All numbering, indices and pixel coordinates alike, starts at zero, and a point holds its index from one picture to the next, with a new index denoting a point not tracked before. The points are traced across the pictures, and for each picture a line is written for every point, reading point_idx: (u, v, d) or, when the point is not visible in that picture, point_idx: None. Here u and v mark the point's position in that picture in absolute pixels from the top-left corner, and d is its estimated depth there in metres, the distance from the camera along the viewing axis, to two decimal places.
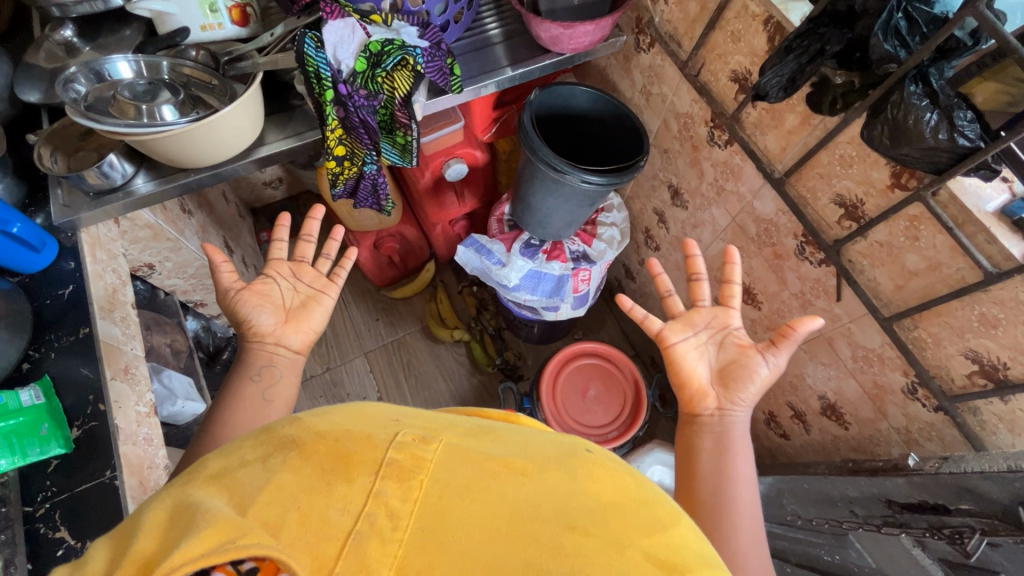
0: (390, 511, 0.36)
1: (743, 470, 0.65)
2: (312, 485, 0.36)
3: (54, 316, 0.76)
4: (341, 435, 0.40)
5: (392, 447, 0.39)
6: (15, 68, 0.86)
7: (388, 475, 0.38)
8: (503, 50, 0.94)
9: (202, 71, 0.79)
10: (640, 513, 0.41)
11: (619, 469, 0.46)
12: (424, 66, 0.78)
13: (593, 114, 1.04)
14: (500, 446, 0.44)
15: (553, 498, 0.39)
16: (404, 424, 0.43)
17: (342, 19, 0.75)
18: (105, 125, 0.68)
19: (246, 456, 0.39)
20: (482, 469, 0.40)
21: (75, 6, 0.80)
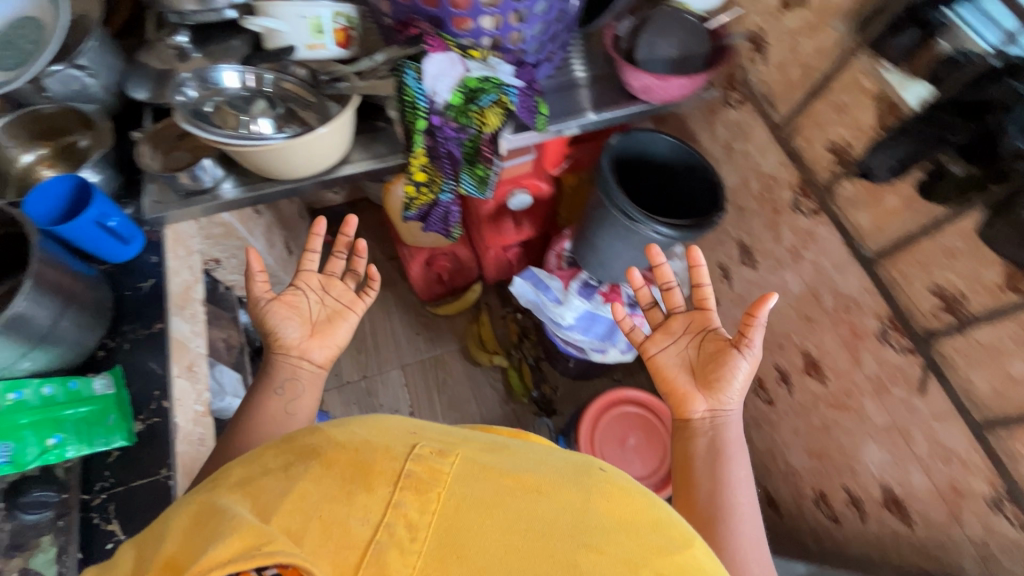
0: (409, 520, 0.39)
1: (739, 471, 0.61)
2: (335, 492, 0.39)
3: (133, 307, 0.78)
4: (360, 446, 0.43)
5: (409, 461, 0.42)
6: (126, 65, 0.91)
7: (406, 486, 0.41)
8: (587, 94, 0.94)
9: (301, 88, 0.82)
10: (649, 529, 0.44)
11: (632, 485, 0.48)
12: (517, 105, 0.80)
13: (671, 161, 1.02)
14: (512, 461, 0.46)
15: (565, 516, 0.42)
16: (422, 437, 0.46)
17: (444, 53, 0.76)
18: (212, 135, 0.72)
19: (270, 464, 0.42)
20: (494, 487, 0.42)
21: (192, 14, 0.85)
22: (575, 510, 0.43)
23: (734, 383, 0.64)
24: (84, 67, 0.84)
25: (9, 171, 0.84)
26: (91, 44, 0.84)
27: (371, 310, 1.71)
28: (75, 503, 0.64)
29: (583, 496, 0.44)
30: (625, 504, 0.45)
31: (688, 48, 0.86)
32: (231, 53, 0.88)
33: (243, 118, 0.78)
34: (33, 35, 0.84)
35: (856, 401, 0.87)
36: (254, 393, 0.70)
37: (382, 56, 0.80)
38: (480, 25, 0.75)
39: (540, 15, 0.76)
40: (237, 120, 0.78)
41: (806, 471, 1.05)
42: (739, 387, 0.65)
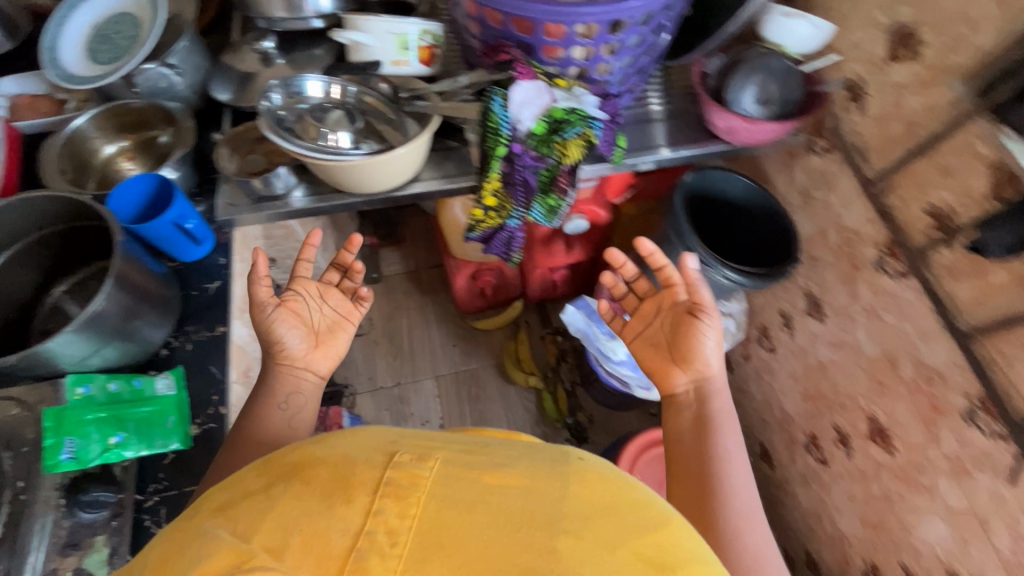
0: (389, 525, 0.40)
1: (730, 442, 0.63)
2: (315, 504, 0.40)
3: (198, 308, 0.79)
4: (340, 461, 0.44)
5: (389, 470, 0.43)
6: (211, 65, 0.93)
7: (386, 494, 0.42)
8: (662, 129, 0.91)
9: (382, 103, 0.81)
10: (633, 513, 0.45)
11: (611, 474, 0.49)
12: (599, 139, 0.79)
13: (752, 204, 0.98)
14: (491, 460, 0.48)
15: (542, 505, 0.43)
16: (402, 446, 0.48)
17: (532, 81, 0.74)
18: (294, 145, 0.71)
19: (248, 486, 0.43)
20: (471, 489, 0.43)
21: (281, 21, 0.86)
22: (552, 498, 0.44)
23: (709, 349, 0.66)
24: (173, 66, 0.85)
25: (91, 162, 0.86)
26: (184, 45, 0.86)
27: (410, 317, 1.71)
28: (130, 503, 0.63)
29: (561, 486, 0.45)
30: (607, 493, 0.46)
31: (779, 92, 0.83)
32: (317, 63, 0.89)
33: (322, 129, 0.78)
34: (131, 32, 0.85)
35: (928, 479, 0.82)
36: (255, 405, 0.68)
37: (467, 79, 0.79)
38: (570, 54, 0.75)
39: (630, 48, 0.76)
40: (316, 131, 0.78)
41: (856, 539, 0.99)
42: (714, 350, 0.66)
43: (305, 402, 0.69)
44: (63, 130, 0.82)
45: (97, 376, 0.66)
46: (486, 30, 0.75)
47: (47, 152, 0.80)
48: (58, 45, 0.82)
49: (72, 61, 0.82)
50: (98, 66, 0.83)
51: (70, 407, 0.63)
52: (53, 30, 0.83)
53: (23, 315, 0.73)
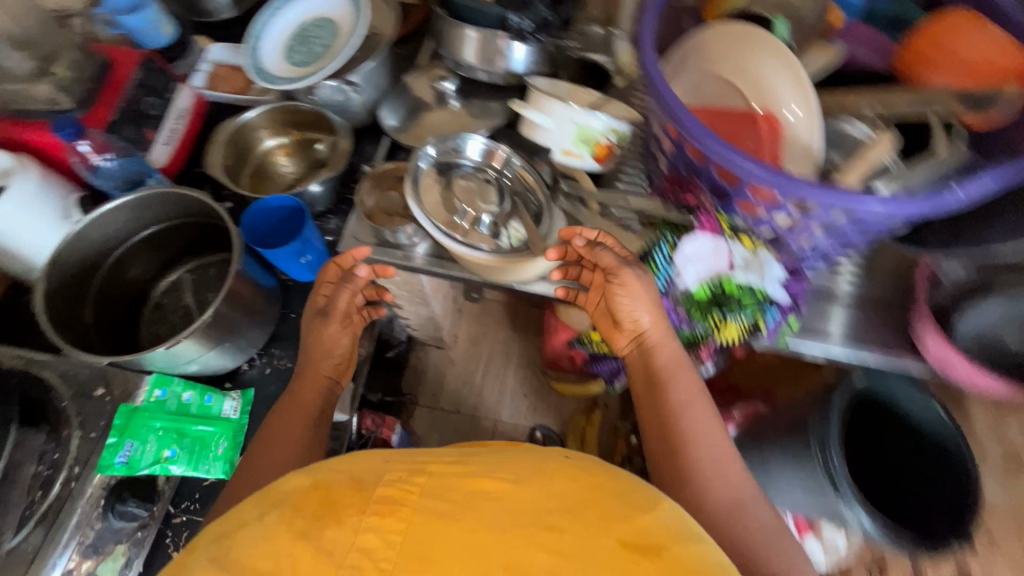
0: (377, 543, 0.38)
1: (687, 390, 0.62)
2: (303, 533, 0.38)
3: (288, 333, 0.78)
4: (330, 486, 0.42)
5: (380, 488, 0.41)
6: (390, 86, 0.90)
7: (377, 511, 0.39)
8: (842, 316, 0.72)
9: (535, 187, 0.74)
10: (617, 502, 0.42)
11: (595, 469, 0.46)
12: (769, 326, 0.65)
13: (931, 433, 0.79)
14: (475, 465, 0.45)
15: (523, 507, 0.41)
16: (394, 462, 0.45)
17: (713, 237, 0.63)
18: (430, 230, 0.66)
19: (243, 518, 0.41)
20: (457, 498, 0.41)
21: (475, 70, 0.82)
22: (537, 501, 0.41)
23: (630, 302, 0.63)
24: (353, 84, 0.83)
25: (251, 153, 0.87)
26: (372, 66, 0.83)
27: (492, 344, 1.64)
28: (158, 518, 0.63)
29: (546, 484, 0.43)
30: (595, 491, 0.43)
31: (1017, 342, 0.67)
32: (490, 116, 0.85)
33: (460, 205, 0.72)
34: (328, 39, 0.85)
35: None
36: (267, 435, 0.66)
37: (631, 201, 0.70)
38: (771, 220, 0.59)
39: (852, 232, 0.58)
40: (454, 203, 0.72)
41: None
42: (643, 306, 0.63)
43: (315, 447, 0.67)
44: (235, 120, 0.84)
45: (176, 381, 0.68)
46: (678, 156, 0.61)
47: (216, 139, 0.83)
48: (263, 36, 0.84)
49: (269, 54, 0.84)
50: (288, 65, 0.84)
51: (143, 408, 0.65)
52: (265, 20, 0.85)
53: (146, 286, 0.77)
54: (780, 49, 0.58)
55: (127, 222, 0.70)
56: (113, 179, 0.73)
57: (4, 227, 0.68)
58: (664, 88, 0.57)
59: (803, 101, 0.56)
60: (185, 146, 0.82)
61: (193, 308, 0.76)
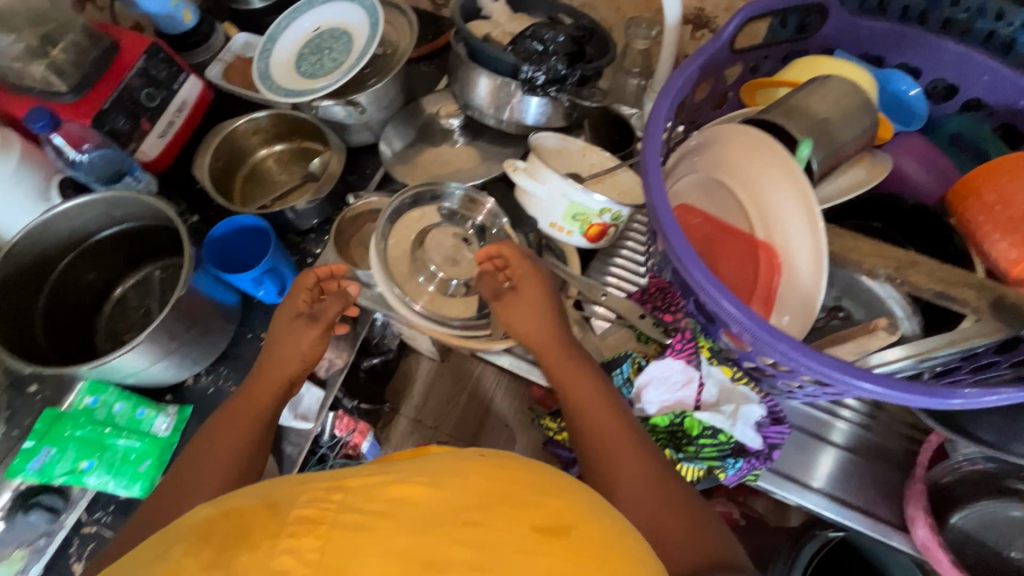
0: (294, 566, 0.29)
1: (591, 400, 0.53)
2: (212, 565, 0.29)
3: (240, 354, 0.75)
4: (243, 512, 0.32)
5: (294, 509, 0.32)
6: (400, 111, 0.85)
7: (295, 532, 0.30)
8: (829, 461, 0.66)
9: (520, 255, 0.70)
10: (531, 492, 0.33)
11: (517, 460, 0.36)
12: (727, 476, 0.58)
13: None
14: (386, 473, 0.36)
15: (435, 505, 0.32)
16: (310, 479, 0.35)
17: (686, 364, 0.56)
18: (386, 293, 0.65)
19: (142, 558, 0.31)
20: (374, 506, 0.32)
21: (486, 116, 0.77)
22: (449, 497, 0.33)
23: (528, 320, 0.58)
24: (357, 104, 0.79)
25: (245, 158, 0.85)
26: (378, 88, 0.78)
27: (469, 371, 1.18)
28: (63, 526, 0.62)
29: (458, 480, 0.34)
30: (507, 482, 0.34)
31: (1009, 546, 0.59)
32: (497, 162, 0.81)
33: (429, 264, 0.69)
34: (339, 54, 0.80)
35: None
36: None
37: (607, 299, 0.61)
38: (753, 360, 0.53)
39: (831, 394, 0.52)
40: (423, 262, 0.69)
41: None
42: (538, 311, 0.58)
43: None
44: (228, 123, 0.81)
45: (109, 389, 0.66)
46: (665, 265, 0.55)
47: (207, 142, 0.80)
48: (278, 39, 0.83)
49: (280, 58, 0.82)
50: (296, 75, 0.81)
51: (66, 415, 0.64)
52: (283, 23, 0.84)
53: (112, 278, 0.76)
54: (796, 173, 0.49)
55: (98, 215, 0.69)
56: (94, 172, 0.73)
57: None
58: (664, 206, 0.52)
59: (812, 244, 0.49)
60: (179, 139, 0.82)
61: (153, 310, 0.75)
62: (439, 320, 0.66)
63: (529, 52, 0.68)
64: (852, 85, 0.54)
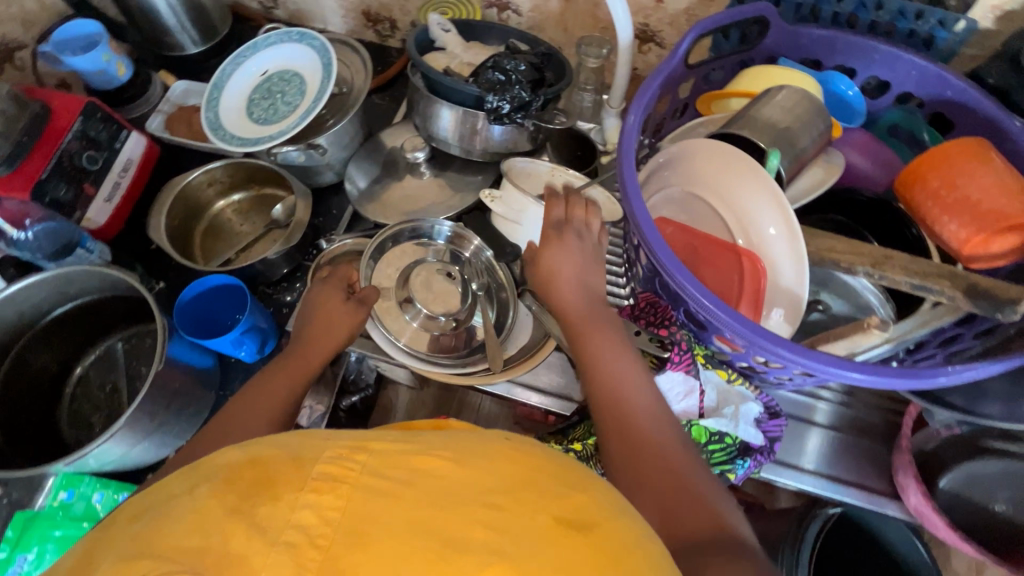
0: (314, 522, 0.31)
1: (610, 362, 0.53)
2: (236, 509, 0.31)
3: None
4: (271, 459, 0.34)
5: (319, 464, 0.34)
6: (361, 147, 0.83)
7: (317, 487, 0.33)
8: (817, 441, 0.69)
9: (506, 281, 0.70)
10: (555, 482, 0.35)
11: (537, 447, 0.38)
12: (738, 476, 0.60)
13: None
14: (412, 441, 0.38)
15: (462, 487, 0.34)
16: (333, 437, 0.37)
17: (687, 374, 0.57)
18: (377, 340, 0.65)
19: (174, 490, 0.34)
20: (397, 474, 0.34)
21: (453, 146, 0.77)
22: (474, 484, 0.34)
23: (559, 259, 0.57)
24: (319, 147, 0.77)
25: (201, 212, 0.81)
26: (339, 128, 0.77)
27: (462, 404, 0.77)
28: None
29: (483, 462, 0.36)
30: (529, 469, 0.36)
31: (991, 500, 0.64)
32: (467, 191, 0.81)
33: (414, 302, 0.69)
34: (293, 96, 0.78)
35: None
36: None
37: None
38: (745, 360, 0.56)
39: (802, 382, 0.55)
40: (408, 300, 0.69)
41: None
42: (568, 268, 0.57)
43: None
44: (179, 178, 0.77)
45: (85, 480, 0.61)
46: (652, 279, 0.57)
47: (159, 200, 0.76)
48: (225, 85, 0.80)
49: (230, 106, 0.79)
50: (250, 122, 0.78)
51: (42, 514, 0.59)
52: (228, 68, 0.81)
53: (69, 358, 0.71)
54: (769, 182, 0.52)
55: (48, 294, 0.65)
56: (37, 247, 0.67)
57: None
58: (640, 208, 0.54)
59: (792, 249, 0.52)
60: (128, 200, 0.77)
61: (121, 385, 0.70)
62: (427, 358, 0.66)
63: (492, 82, 0.69)
64: (804, 92, 0.57)
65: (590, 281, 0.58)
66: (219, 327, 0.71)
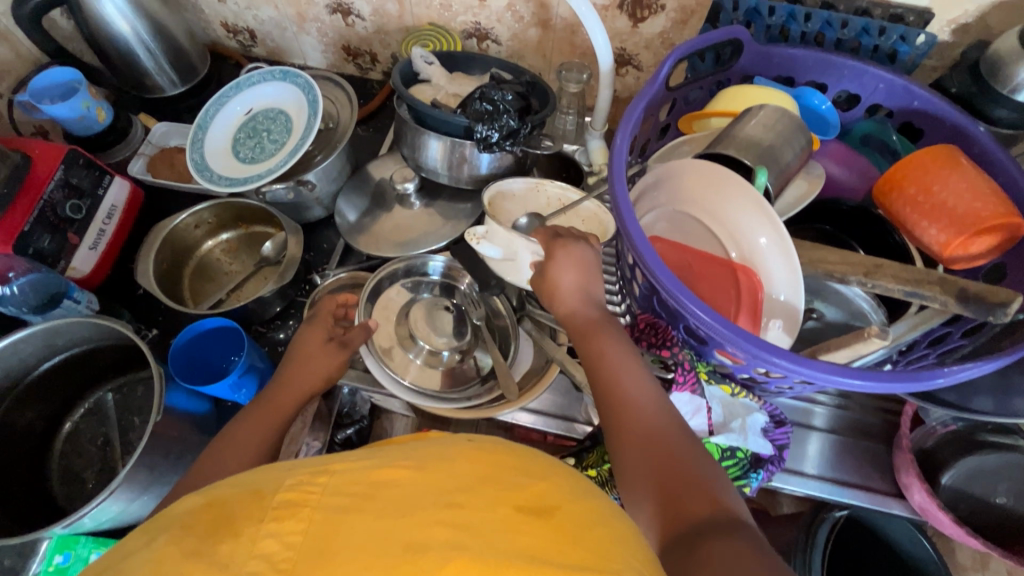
0: (277, 549, 0.31)
1: (614, 359, 0.52)
2: (196, 552, 0.30)
3: None
4: (228, 499, 0.34)
5: (279, 494, 0.34)
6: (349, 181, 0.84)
7: (279, 515, 0.32)
8: (817, 445, 0.71)
9: (503, 308, 0.71)
10: (516, 474, 0.36)
11: (500, 445, 0.39)
12: (754, 489, 0.62)
13: None
14: (372, 458, 0.38)
15: (424, 488, 0.34)
16: (295, 467, 0.37)
17: (693, 394, 0.59)
18: (380, 378, 0.64)
19: (127, 549, 0.32)
20: (357, 489, 0.34)
21: (444, 176, 0.78)
22: (434, 487, 0.34)
23: (560, 267, 0.58)
24: (309, 184, 0.77)
25: (188, 255, 0.80)
26: (327, 164, 0.77)
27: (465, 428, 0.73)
28: None
29: (445, 464, 0.36)
30: (490, 465, 0.36)
31: (992, 494, 0.65)
32: (458, 219, 0.81)
33: (416, 340, 0.69)
34: (279, 134, 0.79)
35: None
36: None
37: None
38: (747, 372, 0.56)
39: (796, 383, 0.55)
40: (408, 337, 0.70)
41: None
42: (568, 273, 0.58)
43: None
44: (166, 223, 0.76)
45: (81, 542, 0.59)
46: (648, 297, 0.58)
47: (147, 245, 0.75)
48: (209, 126, 0.80)
49: (215, 146, 0.79)
50: (236, 161, 0.78)
51: None
52: (212, 109, 0.81)
53: (56, 415, 0.68)
54: (756, 196, 0.54)
55: (35, 351, 0.62)
56: (23, 300, 0.65)
57: None
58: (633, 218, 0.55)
59: (786, 262, 0.53)
60: (114, 247, 0.76)
61: (114, 438, 0.68)
62: (433, 394, 0.65)
63: (479, 112, 0.69)
64: (783, 110, 0.59)
65: (590, 286, 0.58)
66: (218, 372, 0.69)
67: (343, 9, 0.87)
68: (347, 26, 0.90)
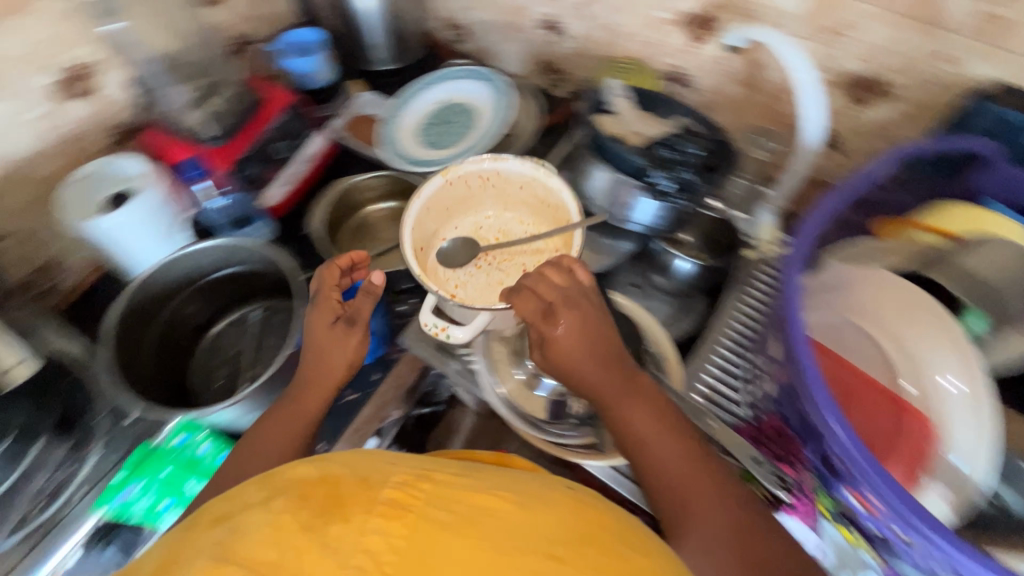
0: (381, 545, 0.33)
1: (664, 451, 0.52)
2: (309, 526, 0.33)
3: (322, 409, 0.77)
4: (338, 477, 0.37)
5: (386, 489, 0.37)
6: None
7: (383, 512, 0.35)
8: None
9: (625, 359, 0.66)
10: (610, 539, 0.36)
11: (592, 502, 0.40)
12: None
13: None
14: (468, 480, 0.40)
15: (526, 526, 0.35)
16: (396, 466, 0.40)
17: (813, 529, 0.55)
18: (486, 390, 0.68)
19: (247, 501, 0.36)
20: (456, 509, 0.36)
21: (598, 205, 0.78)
22: (531, 530, 0.35)
23: (569, 346, 0.56)
24: None
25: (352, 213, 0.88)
26: None
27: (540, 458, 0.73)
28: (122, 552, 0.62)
29: (545, 509, 0.37)
30: (585, 518, 0.37)
31: None
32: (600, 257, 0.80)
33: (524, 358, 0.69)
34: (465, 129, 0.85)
35: None
36: None
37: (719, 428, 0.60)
38: (879, 528, 0.47)
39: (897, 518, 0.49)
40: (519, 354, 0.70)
41: None
42: (578, 347, 0.56)
43: None
44: (343, 181, 0.84)
45: (200, 429, 0.65)
46: (789, 406, 0.52)
47: (323, 198, 0.83)
48: (405, 107, 0.87)
49: (405, 125, 0.87)
50: (421, 143, 0.85)
51: (157, 451, 0.63)
52: (410, 92, 0.88)
53: (211, 316, 0.79)
54: (956, 338, 0.48)
55: (215, 254, 0.73)
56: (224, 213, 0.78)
57: (116, 234, 0.70)
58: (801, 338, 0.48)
59: (974, 424, 0.46)
60: (302, 187, 0.84)
61: (247, 350, 0.77)
62: (530, 420, 0.66)
63: (661, 158, 0.69)
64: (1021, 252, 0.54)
65: (601, 361, 0.56)
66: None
67: (555, 27, 0.91)
68: (553, 43, 0.93)
